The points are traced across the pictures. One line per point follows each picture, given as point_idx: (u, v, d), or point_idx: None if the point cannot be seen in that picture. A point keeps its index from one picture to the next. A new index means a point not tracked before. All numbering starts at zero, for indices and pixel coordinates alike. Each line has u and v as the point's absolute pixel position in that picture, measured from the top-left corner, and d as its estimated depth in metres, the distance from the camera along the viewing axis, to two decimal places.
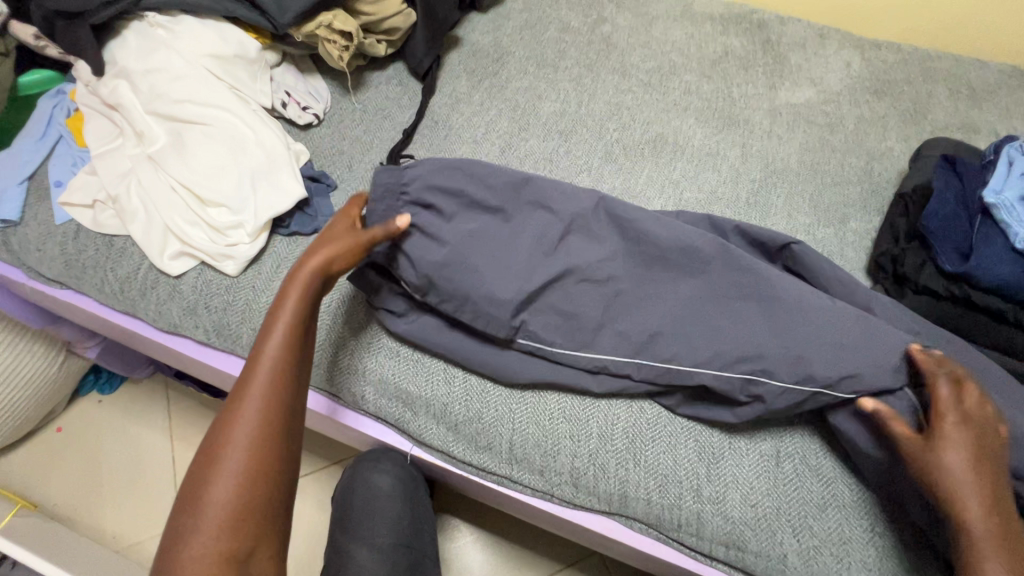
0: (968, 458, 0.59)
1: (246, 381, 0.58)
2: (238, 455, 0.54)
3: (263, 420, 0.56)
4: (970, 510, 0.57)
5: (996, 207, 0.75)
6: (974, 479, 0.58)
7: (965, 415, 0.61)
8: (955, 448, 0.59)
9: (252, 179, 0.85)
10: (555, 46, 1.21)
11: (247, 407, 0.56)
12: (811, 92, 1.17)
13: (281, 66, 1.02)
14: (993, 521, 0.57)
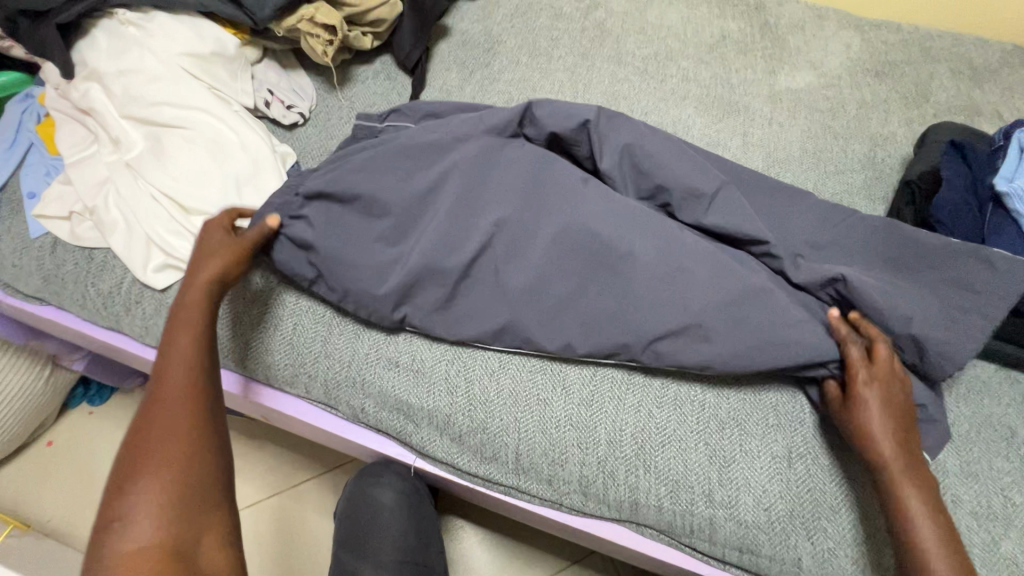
0: (884, 419, 0.63)
1: (150, 410, 0.60)
2: (170, 455, 0.57)
3: (185, 418, 0.60)
4: (892, 462, 0.62)
5: (1008, 196, 0.73)
6: (887, 431, 0.63)
7: (882, 370, 0.64)
8: (874, 420, 0.63)
9: (237, 185, 0.81)
10: (548, 34, 1.17)
11: (169, 418, 0.59)
12: (811, 76, 1.14)
13: (262, 62, 0.98)
14: (910, 472, 0.61)
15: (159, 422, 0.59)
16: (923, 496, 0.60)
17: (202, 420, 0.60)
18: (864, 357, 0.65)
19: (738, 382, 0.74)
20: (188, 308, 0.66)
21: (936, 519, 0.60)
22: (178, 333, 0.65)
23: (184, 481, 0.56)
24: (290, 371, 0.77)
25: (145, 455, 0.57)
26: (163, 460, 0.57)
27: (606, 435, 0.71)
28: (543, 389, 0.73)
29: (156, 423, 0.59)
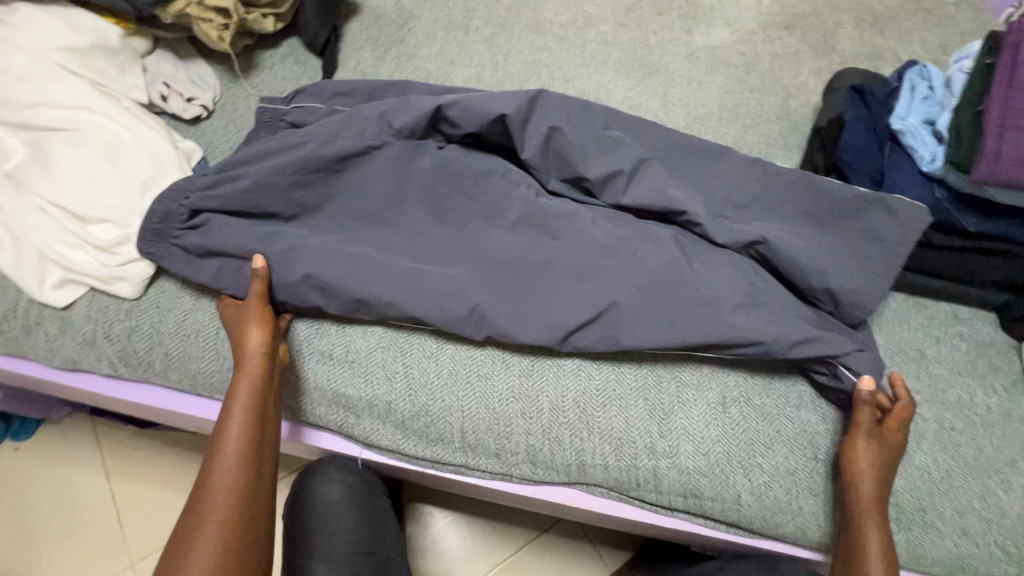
0: (872, 451, 0.66)
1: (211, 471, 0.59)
2: (218, 521, 0.57)
3: (231, 487, 0.59)
4: (866, 487, 0.65)
5: (903, 133, 0.76)
6: (877, 460, 0.66)
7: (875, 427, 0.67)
8: (865, 446, 0.66)
9: (136, 187, 0.75)
10: (463, 5, 1.13)
11: (221, 490, 0.58)
12: (725, 33, 1.16)
13: (154, 54, 0.91)
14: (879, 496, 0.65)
15: (218, 486, 0.58)
16: (881, 515, 0.64)
17: (247, 487, 0.59)
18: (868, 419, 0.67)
19: None
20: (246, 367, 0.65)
21: (886, 539, 0.63)
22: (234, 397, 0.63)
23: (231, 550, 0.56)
24: (217, 378, 0.73)
25: (205, 514, 0.57)
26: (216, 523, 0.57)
27: (548, 403, 0.72)
28: (480, 365, 0.73)
29: (214, 486, 0.58)
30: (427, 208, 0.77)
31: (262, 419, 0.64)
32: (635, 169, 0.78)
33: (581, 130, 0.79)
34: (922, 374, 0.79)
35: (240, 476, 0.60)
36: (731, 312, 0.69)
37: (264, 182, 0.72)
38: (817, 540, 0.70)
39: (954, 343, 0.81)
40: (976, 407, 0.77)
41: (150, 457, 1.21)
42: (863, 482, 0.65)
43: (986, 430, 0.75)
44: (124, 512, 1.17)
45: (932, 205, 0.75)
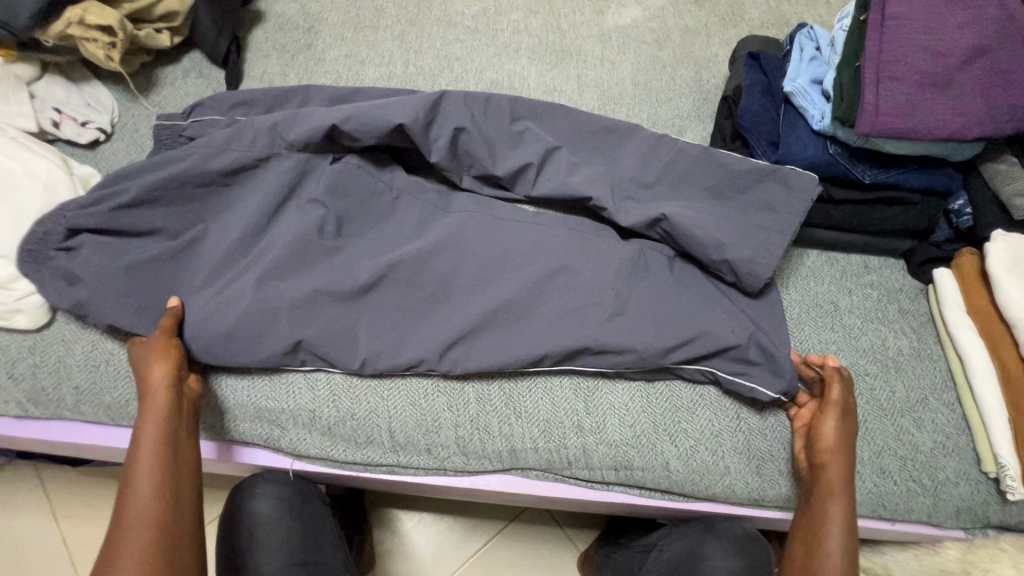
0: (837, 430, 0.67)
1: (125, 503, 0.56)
2: (138, 548, 0.54)
3: (145, 515, 0.56)
4: (835, 482, 0.65)
5: (794, 94, 0.79)
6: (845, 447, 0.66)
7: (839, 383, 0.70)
8: (832, 429, 0.67)
9: (27, 217, 0.72)
10: (371, 4, 1.12)
11: (142, 519, 0.56)
12: (636, 11, 1.16)
13: (43, 78, 0.87)
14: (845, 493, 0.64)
15: (136, 514, 0.56)
16: (844, 512, 0.63)
17: (164, 520, 0.56)
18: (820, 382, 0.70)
19: None
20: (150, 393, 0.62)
21: (847, 537, 0.62)
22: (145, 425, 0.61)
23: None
24: (133, 406, 0.71)
25: (125, 545, 0.54)
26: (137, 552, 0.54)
27: (473, 393, 0.73)
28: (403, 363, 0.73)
29: (129, 517, 0.56)
30: (336, 212, 0.76)
31: (175, 440, 0.61)
32: (545, 160, 0.82)
33: (488, 128, 0.82)
34: (837, 325, 0.81)
35: (157, 501, 0.57)
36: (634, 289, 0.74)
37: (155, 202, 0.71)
38: (745, 496, 0.72)
39: (865, 292, 0.84)
40: (888, 352, 0.80)
41: (98, 495, 1.17)
42: (831, 472, 0.65)
43: (899, 373, 0.78)
44: (73, 554, 1.13)
45: (829, 160, 0.78)
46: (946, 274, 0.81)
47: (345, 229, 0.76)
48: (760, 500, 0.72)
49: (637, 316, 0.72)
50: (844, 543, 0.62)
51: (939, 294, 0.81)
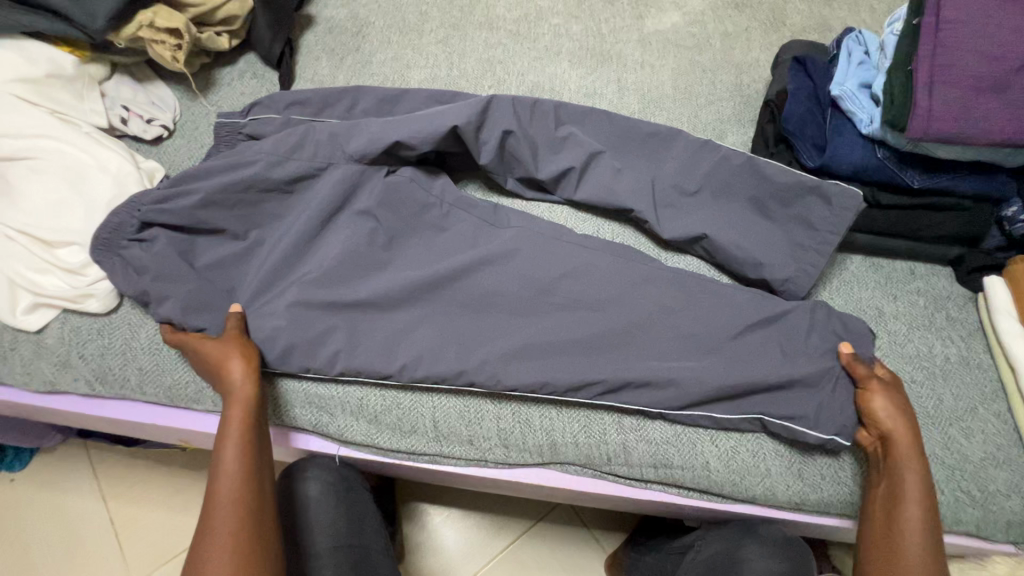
0: (900, 430, 0.66)
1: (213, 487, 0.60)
2: (227, 529, 0.57)
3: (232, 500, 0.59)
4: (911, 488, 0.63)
5: (842, 98, 0.79)
6: (912, 444, 0.65)
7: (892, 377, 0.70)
8: (895, 427, 0.66)
9: (99, 207, 0.77)
10: (416, 9, 1.15)
11: (231, 502, 0.59)
12: (676, 16, 1.17)
13: (112, 78, 0.92)
14: (921, 495, 0.63)
15: (224, 499, 0.59)
16: (926, 515, 0.62)
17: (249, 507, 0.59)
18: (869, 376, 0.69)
19: None
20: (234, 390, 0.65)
21: (930, 541, 0.61)
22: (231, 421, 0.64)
23: (241, 557, 0.57)
24: (191, 388, 0.75)
25: (218, 527, 0.58)
26: (228, 534, 0.57)
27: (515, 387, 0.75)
28: None
29: (216, 500, 0.59)
30: (386, 208, 0.79)
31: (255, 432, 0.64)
32: (585, 166, 0.84)
33: (534, 131, 0.84)
34: (881, 331, 0.81)
35: (243, 487, 0.60)
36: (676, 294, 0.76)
37: (216, 199, 0.75)
38: (786, 499, 0.72)
39: (912, 299, 0.83)
40: (935, 359, 0.78)
41: (146, 477, 1.22)
42: (905, 474, 0.64)
43: (946, 381, 0.77)
44: (121, 533, 1.18)
45: (877, 164, 0.78)
46: (998, 282, 0.79)
47: (393, 224, 0.79)
48: (800, 504, 0.72)
49: (675, 321, 0.75)
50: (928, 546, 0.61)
51: (990, 301, 0.79)
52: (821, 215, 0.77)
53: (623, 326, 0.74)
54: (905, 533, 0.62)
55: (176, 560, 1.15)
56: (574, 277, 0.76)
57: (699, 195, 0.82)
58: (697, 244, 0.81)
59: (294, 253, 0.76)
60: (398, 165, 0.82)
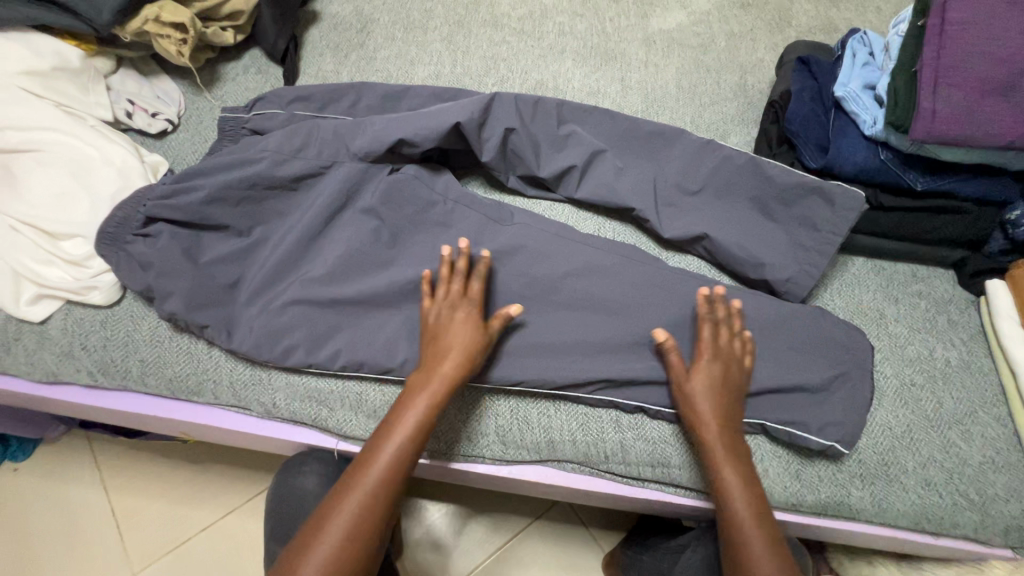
0: (715, 415, 0.66)
1: (374, 455, 0.62)
2: (341, 514, 0.59)
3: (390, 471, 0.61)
4: (734, 490, 0.63)
5: (845, 100, 0.79)
6: (724, 432, 0.65)
7: (719, 343, 0.69)
8: (709, 409, 0.66)
9: (102, 200, 0.77)
10: (421, 6, 1.15)
11: (359, 484, 0.60)
12: (681, 16, 1.16)
13: (118, 72, 0.93)
14: (748, 494, 0.62)
15: (367, 474, 0.60)
16: (761, 515, 0.61)
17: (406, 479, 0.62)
18: (717, 334, 0.70)
19: None
20: (451, 345, 0.67)
21: (772, 539, 0.60)
22: (436, 371, 0.66)
23: (344, 544, 0.58)
24: (192, 381, 0.75)
25: (334, 508, 0.59)
26: (342, 518, 0.58)
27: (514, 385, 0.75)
28: None
29: (368, 471, 0.61)
30: (388, 204, 0.79)
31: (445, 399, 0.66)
32: (587, 165, 0.84)
33: (536, 129, 0.84)
34: (882, 333, 0.80)
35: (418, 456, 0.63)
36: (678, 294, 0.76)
37: (220, 193, 0.75)
38: (784, 501, 0.71)
39: (913, 301, 0.82)
40: (935, 362, 0.78)
41: (148, 469, 1.23)
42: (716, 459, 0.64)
43: (946, 384, 0.77)
44: (123, 524, 1.18)
45: (879, 166, 0.77)
46: (1000, 285, 0.79)
47: (395, 221, 0.79)
48: (798, 506, 0.72)
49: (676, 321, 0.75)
50: (767, 544, 0.60)
51: (991, 305, 0.79)
52: (823, 215, 0.77)
53: (622, 325, 0.75)
54: (737, 529, 0.61)
55: (177, 552, 1.16)
56: (574, 275, 0.77)
57: (701, 195, 0.82)
58: (698, 243, 0.81)
59: (296, 249, 0.76)
60: (401, 161, 0.82)
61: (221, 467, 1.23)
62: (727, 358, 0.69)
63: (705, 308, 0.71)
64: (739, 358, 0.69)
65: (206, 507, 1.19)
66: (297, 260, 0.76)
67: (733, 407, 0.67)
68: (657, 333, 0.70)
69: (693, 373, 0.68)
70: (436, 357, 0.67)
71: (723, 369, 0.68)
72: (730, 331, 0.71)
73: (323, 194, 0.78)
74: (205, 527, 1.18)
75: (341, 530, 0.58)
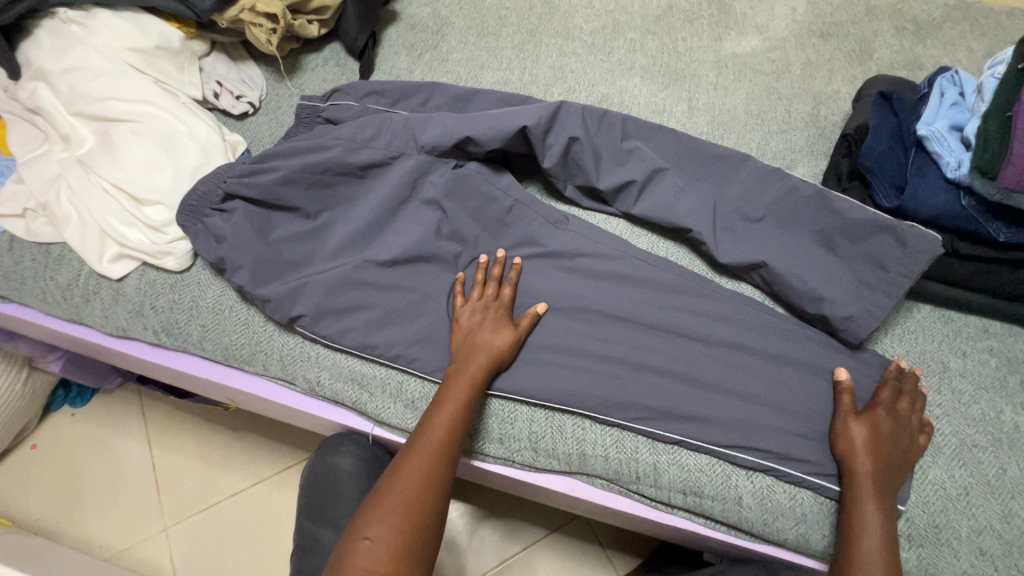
0: (869, 462, 0.65)
1: (420, 438, 0.65)
2: (401, 488, 0.60)
3: (437, 451, 0.64)
4: (869, 530, 0.62)
5: (928, 138, 0.76)
6: (878, 481, 0.65)
7: (898, 408, 0.69)
8: (866, 452, 0.66)
9: (186, 173, 0.83)
10: (496, 13, 1.18)
11: (415, 459, 0.63)
12: (757, 41, 1.14)
13: (210, 55, 0.99)
14: (884, 536, 0.62)
15: (419, 453, 0.63)
16: (889, 558, 0.60)
17: (453, 457, 0.64)
18: (895, 398, 0.70)
19: (674, 332, 0.77)
20: (483, 340, 0.72)
21: None
22: (468, 362, 0.71)
23: (407, 517, 0.58)
24: (246, 350, 0.79)
25: (395, 480, 0.61)
26: (403, 491, 0.60)
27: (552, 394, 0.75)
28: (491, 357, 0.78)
29: (419, 451, 0.63)
30: (448, 201, 0.81)
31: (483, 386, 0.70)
32: (647, 181, 0.83)
33: (599, 143, 0.85)
34: (944, 388, 0.76)
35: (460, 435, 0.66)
36: (723, 328, 0.77)
37: (293, 177, 0.79)
38: (820, 549, 0.68)
39: (982, 357, 0.77)
40: (1002, 425, 0.73)
41: (189, 429, 1.29)
42: (865, 508, 0.63)
43: (1013, 450, 0.71)
44: (162, 479, 1.25)
45: (959, 212, 0.73)
46: None
47: (454, 217, 0.81)
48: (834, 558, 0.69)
49: (719, 353, 0.75)
50: None
51: None
52: (892, 256, 0.74)
53: (665, 350, 0.76)
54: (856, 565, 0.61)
55: (207, 512, 1.21)
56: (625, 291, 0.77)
57: (763, 223, 0.80)
58: (754, 271, 0.79)
59: (357, 236, 0.79)
60: (464, 160, 0.85)
61: (256, 437, 1.28)
62: (900, 420, 0.69)
63: (894, 373, 0.72)
64: (913, 430, 0.69)
65: (239, 474, 1.24)
66: (357, 247, 0.79)
67: (896, 462, 0.66)
68: (837, 372, 0.72)
69: (860, 417, 0.69)
70: (471, 349, 0.72)
71: (894, 427, 0.68)
72: (913, 403, 0.70)
73: (389, 186, 0.81)
74: (235, 493, 1.23)
75: (393, 501, 0.59)
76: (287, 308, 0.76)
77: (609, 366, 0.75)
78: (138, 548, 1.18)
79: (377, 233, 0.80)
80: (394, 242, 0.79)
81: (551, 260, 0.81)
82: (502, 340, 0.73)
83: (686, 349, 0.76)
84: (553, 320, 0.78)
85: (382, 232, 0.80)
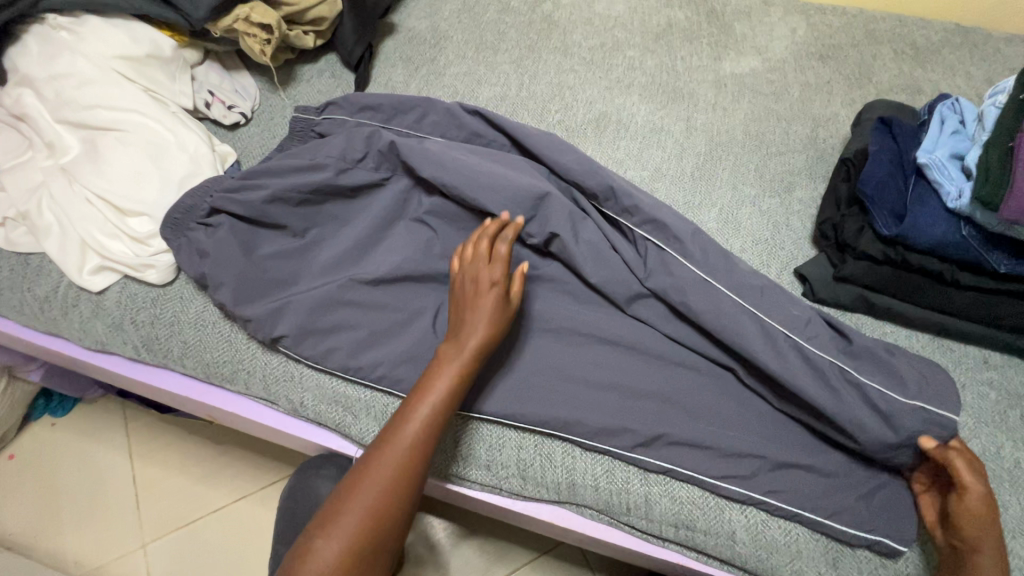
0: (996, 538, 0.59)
1: (373, 463, 0.60)
2: (344, 520, 0.57)
3: (386, 481, 0.59)
4: None
5: (929, 166, 0.75)
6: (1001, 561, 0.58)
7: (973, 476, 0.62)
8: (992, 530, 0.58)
9: (172, 183, 0.81)
10: (495, 28, 1.17)
11: (362, 488, 0.59)
12: (756, 61, 1.14)
13: (203, 64, 0.97)
14: None
15: (367, 482, 0.59)
16: None
17: (405, 487, 0.59)
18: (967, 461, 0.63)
19: (668, 358, 0.75)
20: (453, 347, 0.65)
21: None
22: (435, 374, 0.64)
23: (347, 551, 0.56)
24: (228, 368, 0.76)
25: (340, 511, 0.58)
26: (345, 525, 0.57)
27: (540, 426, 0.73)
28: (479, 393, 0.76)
29: (369, 478, 0.59)
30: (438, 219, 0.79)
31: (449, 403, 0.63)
32: (647, 225, 0.76)
33: (598, 182, 0.77)
34: None
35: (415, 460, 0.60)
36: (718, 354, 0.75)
37: (281, 194, 0.77)
38: None
39: (982, 390, 0.76)
40: (1002, 461, 0.71)
41: (172, 442, 1.26)
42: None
43: (1014, 487, 0.69)
44: (141, 493, 1.21)
45: (959, 242, 0.72)
46: None
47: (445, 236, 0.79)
48: None
49: (713, 381, 0.73)
50: None
51: None
52: None
53: (658, 376, 0.74)
54: None
55: (187, 528, 1.18)
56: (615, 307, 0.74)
57: None
58: None
59: (346, 254, 0.77)
60: None
61: (239, 450, 1.25)
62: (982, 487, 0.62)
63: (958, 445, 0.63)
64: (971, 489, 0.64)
65: (221, 489, 1.21)
66: (346, 264, 0.77)
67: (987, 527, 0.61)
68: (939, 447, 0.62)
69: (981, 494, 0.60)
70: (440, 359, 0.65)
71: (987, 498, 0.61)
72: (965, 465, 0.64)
73: (380, 206, 0.79)
74: (216, 508, 1.19)
75: (336, 533, 0.57)
76: (269, 330, 0.73)
77: (600, 393, 0.73)
78: (114, 564, 1.14)
79: (367, 251, 0.79)
80: (383, 261, 0.77)
81: (543, 281, 0.79)
82: (475, 339, 0.65)
83: (681, 377, 0.74)
84: (544, 344, 0.76)
85: (373, 251, 0.78)
